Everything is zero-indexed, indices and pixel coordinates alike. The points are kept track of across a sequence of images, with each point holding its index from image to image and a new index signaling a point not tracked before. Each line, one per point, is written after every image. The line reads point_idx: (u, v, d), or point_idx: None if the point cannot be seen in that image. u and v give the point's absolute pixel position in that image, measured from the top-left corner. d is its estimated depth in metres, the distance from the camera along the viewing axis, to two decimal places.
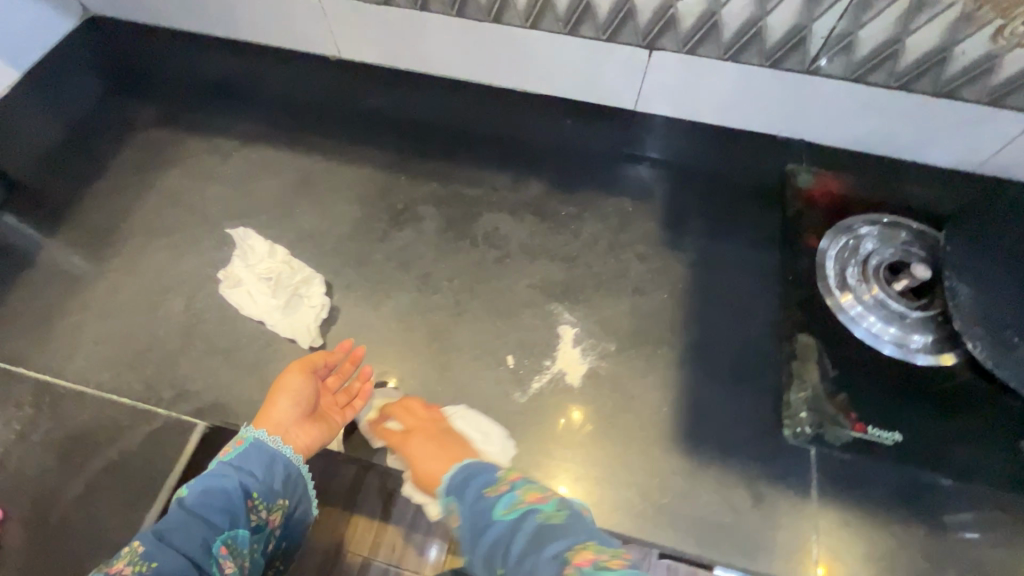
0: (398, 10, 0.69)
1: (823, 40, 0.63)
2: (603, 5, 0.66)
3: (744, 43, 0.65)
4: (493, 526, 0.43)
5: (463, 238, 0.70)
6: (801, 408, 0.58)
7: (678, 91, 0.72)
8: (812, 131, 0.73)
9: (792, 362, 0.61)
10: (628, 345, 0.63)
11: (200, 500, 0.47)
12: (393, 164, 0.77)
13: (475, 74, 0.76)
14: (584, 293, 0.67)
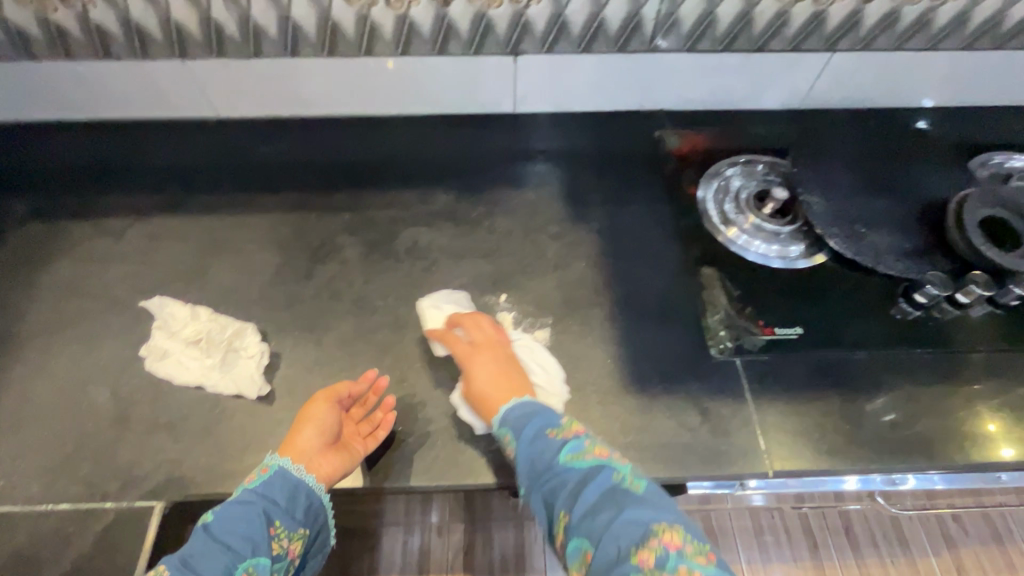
0: (272, 57, 0.72)
1: (653, 22, 0.74)
2: (463, 23, 0.73)
3: (591, 35, 0.75)
4: (561, 469, 0.50)
5: (388, 257, 0.72)
6: (720, 328, 0.67)
7: (549, 86, 0.80)
8: (665, 100, 0.83)
9: (703, 294, 0.70)
10: (562, 314, 0.68)
11: (224, 528, 0.49)
12: (302, 203, 0.77)
13: (366, 106, 0.80)
14: (513, 280, 0.71)
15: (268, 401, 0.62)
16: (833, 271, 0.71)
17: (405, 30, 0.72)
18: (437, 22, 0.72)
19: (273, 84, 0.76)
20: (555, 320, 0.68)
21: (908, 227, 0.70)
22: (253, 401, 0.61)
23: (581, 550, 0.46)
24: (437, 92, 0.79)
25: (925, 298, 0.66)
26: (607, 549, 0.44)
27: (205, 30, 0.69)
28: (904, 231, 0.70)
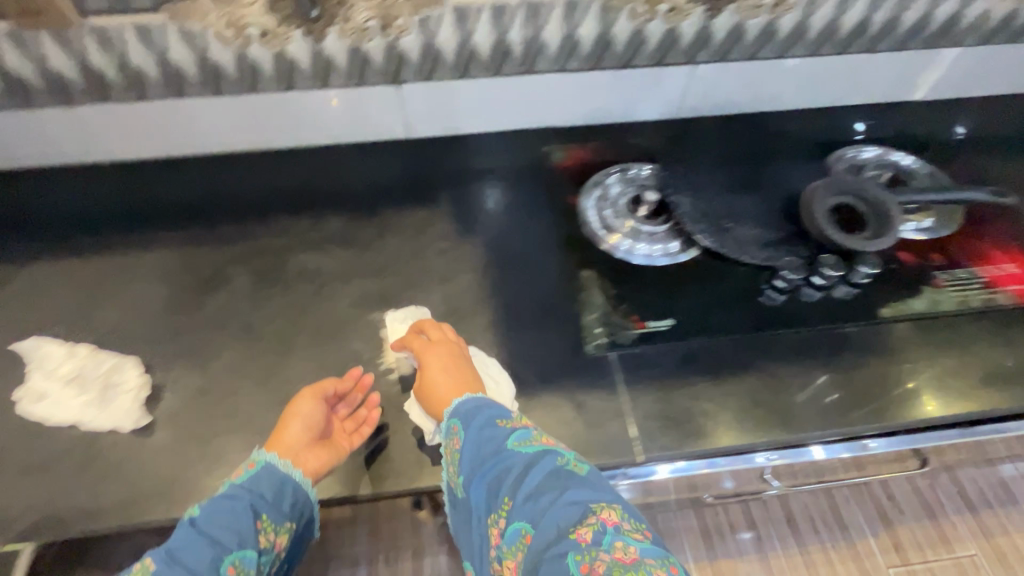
0: (413, 84, 0.79)
1: (749, 27, 0.78)
2: (552, 43, 0.76)
3: (662, 53, 0.80)
4: (507, 454, 0.50)
5: (489, 248, 0.73)
6: (594, 326, 0.66)
7: (653, 99, 0.87)
8: (733, 99, 0.89)
9: (583, 292, 0.69)
10: (623, 312, 0.67)
11: (211, 518, 0.48)
12: (438, 185, 0.81)
13: (501, 120, 0.86)
14: (589, 277, 0.70)
15: (324, 358, 0.63)
16: (791, 309, 0.68)
17: (501, 51, 0.76)
18: (528, 44, 0.75)
19: (400, 92, 0.80)
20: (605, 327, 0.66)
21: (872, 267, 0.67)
22: (313, 355, 0.63)
23: (521, 531, 0.44)
24: (549, 103, 0.84)
25: (785, 284, 0.68)
26: (547, 527, 0.43)
27: (315, 62, 0.73)
28: (916, 282, 0.70)
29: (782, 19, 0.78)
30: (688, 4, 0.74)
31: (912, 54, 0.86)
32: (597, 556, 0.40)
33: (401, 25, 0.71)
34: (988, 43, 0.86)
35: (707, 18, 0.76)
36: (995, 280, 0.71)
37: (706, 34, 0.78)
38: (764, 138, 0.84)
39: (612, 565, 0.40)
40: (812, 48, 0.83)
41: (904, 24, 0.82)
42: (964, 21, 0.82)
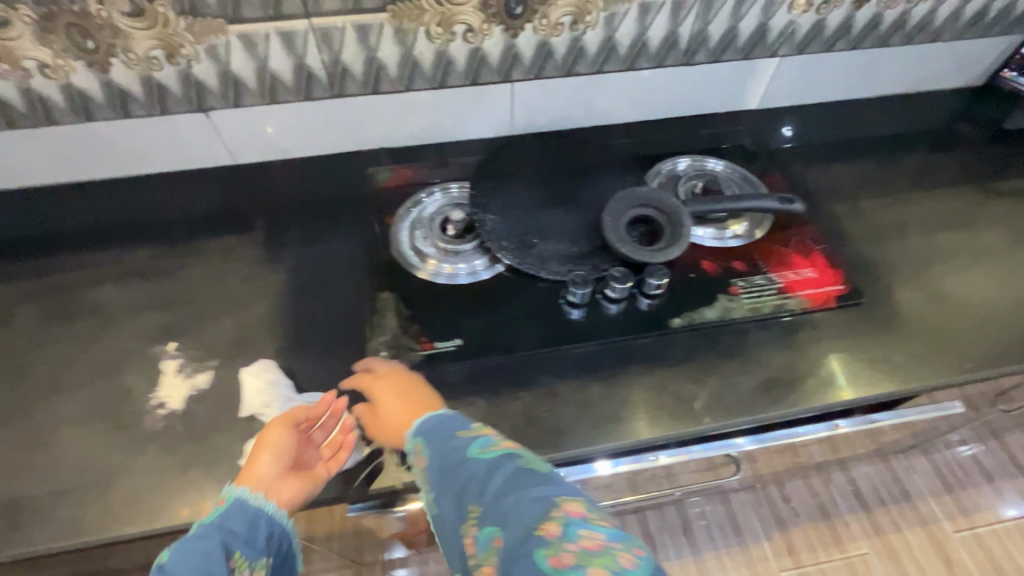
0: (222, 112, 0.78)
1: (557, 49, 0.79)
2: (355, 66, 0.76)
3: (475, 71, 0.80)
4: (467, 463, 0.47)
5: (289, 272, 0.73)
6: (380, 348, 0.65)
7: (484, 115, 0.87)
8: (569, 112, 0.89)
9: (374, 315, 0.68)
10: (412, 334, 0.67)
11: (192, 563, 0.41)
12: (253, 208, 0.81)
13: (324, 142, 0.86)
14: (384, 299, 0.70)
15: (92, 395, 0.61)
16: (584, 326, 0.68)
17: (303, 75, 0.76)
18: (330, 67, 0.75)
19: (210, 120, 0.79)
20: (391, 350, 0.66)
21: (657, 277, 0.67)
22: (80, 392, 0.62)
23: (492, 537, 0.42)
24: (371, 122, 0.84)
25: (577, 298, 0.69)
26: (514, 529, 0.40)
27: (108, 93, 0.72)
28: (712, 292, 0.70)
29: (586, 35, 0.79)
30: (485, 25, 0.75)
31: (732, 65, 0.88)
32: (563, 549, 0.37)
33: (189, 53, 0.70)
34: (806, 52, 0.88)
35: (509, 38, 0.77)
36: (789, 286, 0.72)
37: (514, 54, 0.79)
38: (585, 152, 0.85)
39: (582, 556, 0.37)
40: (627, 63, 0.84)
41: (714, 38, 0.83)
42: (773, 33, 0.84)
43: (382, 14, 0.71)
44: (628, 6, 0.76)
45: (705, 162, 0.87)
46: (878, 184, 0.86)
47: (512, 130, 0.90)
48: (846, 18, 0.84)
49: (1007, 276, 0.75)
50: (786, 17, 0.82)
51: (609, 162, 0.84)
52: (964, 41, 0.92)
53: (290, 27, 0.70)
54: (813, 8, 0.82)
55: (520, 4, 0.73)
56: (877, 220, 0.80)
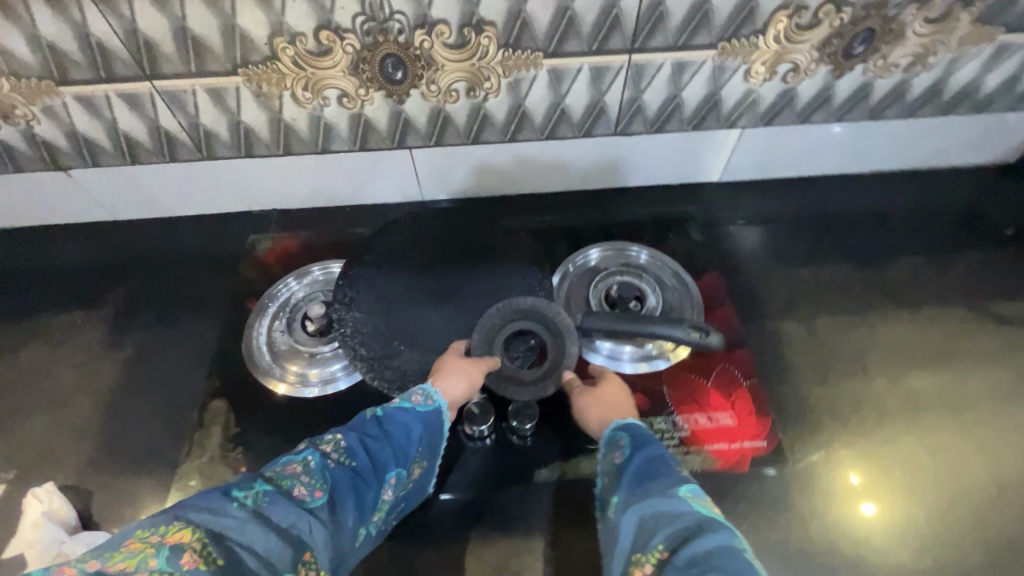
0: (83, 172, 0.70)
1: (456, 116, 0.67)
2: (219, 128, 0.66)
3: (362, 136, 0.69)
4: (675, 498, 0.42)
5: (126, 361, 0.65)
6: (189, 477, 0.56)
7: (384, 180, 0.76)
8: (486, 179, 0.77)
9: (197, 431, 0.59)
10: (231, 460, 0.57)
11: (392, 427, 0.50)
12: (115, 273, 0.73)
13: (206, 203, 0.77)
14: (213, 408, 0.61)
15: None
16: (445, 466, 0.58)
17: (162, 137, 0.67)
18: (191, 130, 0.66)
19: (70, 179, 0.71)
20: (202, 480, 0.56)
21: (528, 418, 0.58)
22: None
23: None
24: (254, 184, 0.75)
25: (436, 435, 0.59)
26: None
27: None
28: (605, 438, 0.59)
29: (489, 103, 0.66)
30: (362, 90, 0.63)
31: (679, 136, 0.73)
32: None
33: (24, 114, 0.62)
34: (773, 123, 0.72)
35: (395, 104, 0.65)
36: (697, 435, 0.58)
37: (404, 120, 0.67)
38: (489, 234, 0.71)
39: None
40: (546, 131, 0.70)
41: (653, 107, 0.68)
42: (729, 103, 0.69)
43: (235, 77, 0.60)
44: (536, 72, 0.62)
45: (627, 252, 0.72)
46: (848, 296, 0.69)
47: (421, 194, 0.78)
48: (824, 87, 0.68)
49: (988, 447, 0.58)
50: (743, 86, 0.67)
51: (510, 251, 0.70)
52: (987, 115, 0.73)
53: (131, 90, 0.61)
54: (778, 76, 0.66)
55: (400, 68, 0.61)
56: (834, 350, 0.64)
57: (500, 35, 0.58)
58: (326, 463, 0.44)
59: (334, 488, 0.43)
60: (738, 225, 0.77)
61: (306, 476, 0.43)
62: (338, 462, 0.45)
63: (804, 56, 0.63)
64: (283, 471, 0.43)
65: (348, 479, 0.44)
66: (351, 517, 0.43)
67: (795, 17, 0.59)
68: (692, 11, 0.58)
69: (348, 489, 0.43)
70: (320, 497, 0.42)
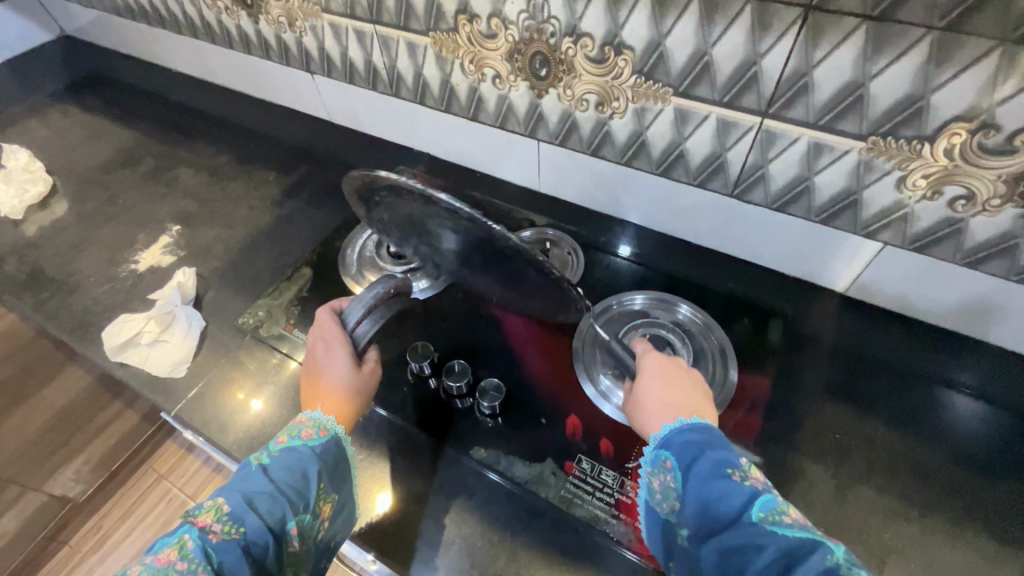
0: (321, 79, 0.93)
1: (582, 125, 0.72)
2: (407, 75, 0.82)
3: (504, 117, 0.78)
4: (746, 526, 0.38)
5: (280, 218, 0.87)
6: (261, 308, 0.74)
7: (514, 164, 0.84)
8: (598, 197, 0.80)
9: (285, 281, 0.77)
10: (289, 312, 0.73)
11: (282, 472, 0.47)
12: (309, 158, 0.97)
13: (386, 134, 0.95)
14: (303, 272, 0.78)
15: (123, 233, 0.87)
16: (415, 404, 0.63)
17: (371, 69, 0.85)
18: (389, 71, 0.83)
19: (313, 82, 0.95)
20: (268, 314, 0.73)
21: (489, 398, 0.60)
22: (119, 227, 0.88)
23: None
24: (419, 130, 0.90)
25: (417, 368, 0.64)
26: None
27: (256, 38, 0.94)
28: (558, 463, 0.58)
29: (613, 122, 0.69)
30: (512, 76, 0.72)
31: (801, 224, 0.66)
32: None
33: (300, 27, 0.86)
34: (925, 253, 0.60)
35: (534, 96, 0.72)
36: (637, 508, 0.54)
37: (539, 114, 0.74)
38: (459, 226, 0.52)
39: None
40: (661, 168, 0.70)
41: (777, 181, 0.63)
42: (871, 209, 0.59)
43: (427, 38, 0.74)
44: (662, 107, 0.63)
45: (675, 307, 0.70)
46: (925, 487, 0.56)
47: (539, 186, 0.85)
48: (1008, 233, 0.54)
49: None
50: (892, 196, 0.57)
51: (497, 251, 0.53)
52: None
53: (361, 28, 0.80)
54: (941, 199, 0.55)
55: (545, 66, 0.68)
56: (851, 526, 0.54)
57: (635, 62, 0.61)
58: (205, 539, 0.41)
59: (223, 566, 0.40)
60: (949, 385, 0.64)
61: (182, 562, 0.39)
62: (224, 536, 0.41)
63: (983, 186, 0.52)
64: (152, 561, 0.39)
65: (238, 552, 0.41)
66: None
67: (980, 134, 0.49)
68: (842, 92, 0.52)
69: (238, 561, 0.40)
70: None
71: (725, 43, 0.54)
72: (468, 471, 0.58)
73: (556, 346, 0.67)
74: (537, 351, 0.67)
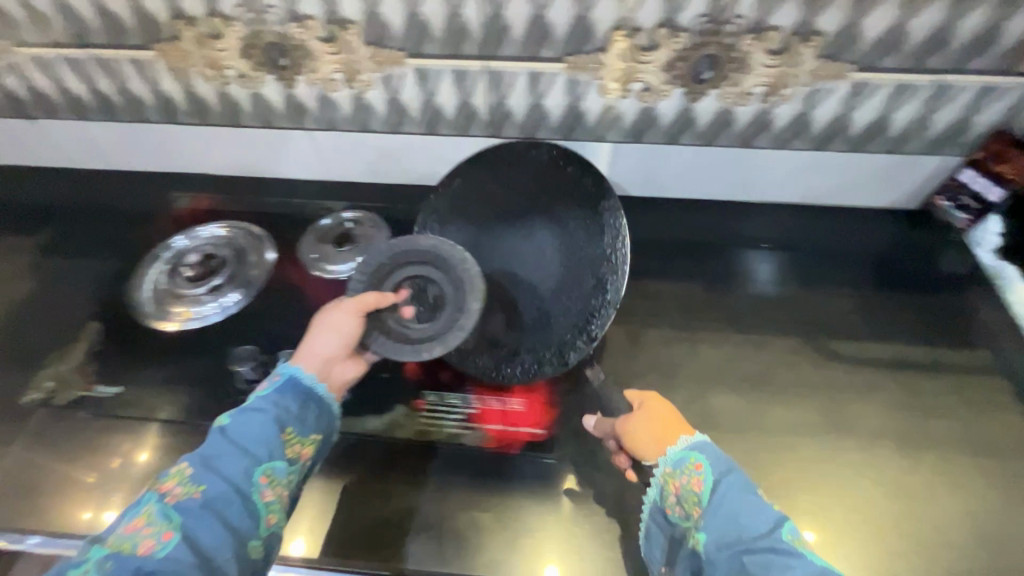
0: (43, 122, 0.83)
1: (340, 104, 0.75)
2: (144, 95, 0.77)
3: (265, 115, 0.78)
4: (776, 543, 0.40)
5: (41, 282, 0.77)
6: (46, 379, 0.67)
7: (293, 159, 0.84)
8: (381, 170, 0.84)
9: (69, 344, 0.70)
10: (86, 373, 0.67)
11: (239, 428, 0.46)
12: (58, 212, 0.86)
13: (144, 165, 0.88)
14: (90, 329, 0.71)
15: None
16: None
17: (100, 99, 0.78)
18: (121, 95, 0.77)
19: (34, 127, 0.84)
20: (57, 383, 0.67)
21: None
22: None
23: None
24: (180, 152, 0.85)
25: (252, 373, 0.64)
26: None
27: None
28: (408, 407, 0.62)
29: (368, 94, 0.73)
30: (255, 72, 0.72)
31: (552, 144, 0.77)
32: None
33: None
34: (642, 141, 0.75)
35: (285, 87, 0.74)
36: (482, 415, 0.61)
37: (297, 103, 0.76)
38: (596, 248, 0.68)
39: None
40: (426, 126, 0.77)
41: (518, 112, 0.73)
42: (591, 116, 0.73)
43: (150, 51, 0.71)
44: (404, 71, 0.70)
45: None
46: (686, 316, 0.71)
47: (326, 176, 0.86)
48: (681, 109, 0.70)
49: (762, 470, 0.59)
50: (601, 101, 0.71)
51: (582, 290, 0.68)
52: (865, 155, 0.74)
53: (70, 54, 0.73)
54: (631, 94, 0.69)
55: (283, 56, 0.69)
56: (644, 361, 0.67)
57: (364, 35, 0.66)
58: (166, 502, 0.41)
59: (190, 524, 0.40)
60: (761, 248, 0.79)
61: (148, 526, 0.40)
62: (184, 497, 0.42)
63: (652, 76, 0.67)
64: (125, 528, 0.40)
65: (205, 508, 0.41)
66: (226, 543, 0.41)
67: (632, 38, 0.63)
68: (531, 24, 0.63)
69: (208, 517, 0.41)
70: (169, 541, 0.39)
71: (429, 2, 0.62)
72: None
73: None
74: None
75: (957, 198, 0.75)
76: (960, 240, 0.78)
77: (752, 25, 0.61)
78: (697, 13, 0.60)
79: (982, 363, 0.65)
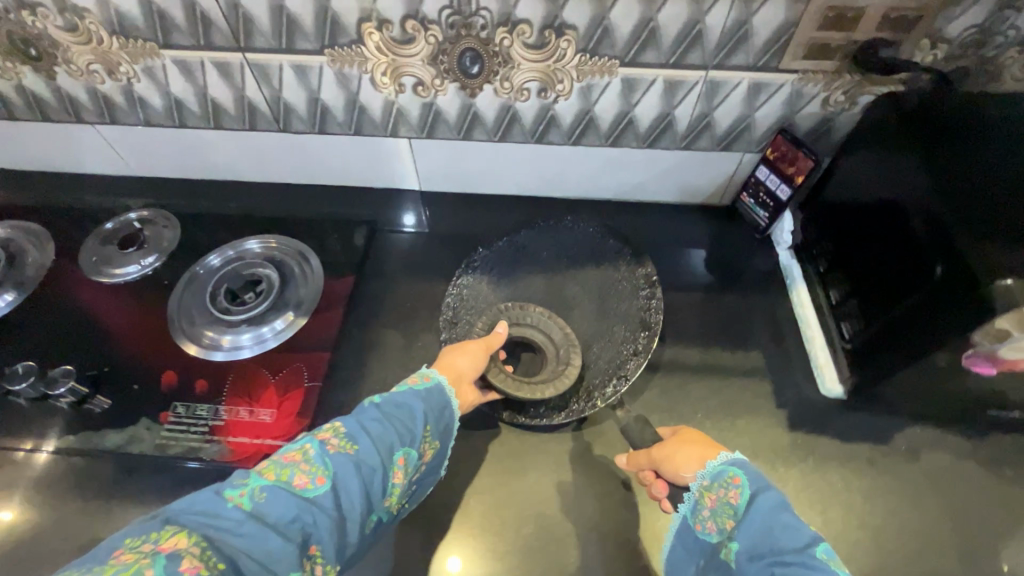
0: None
1: (112, 98, 0.70)
2: None
3: (38, 108, 0.73)
4: (792, 551, 0.37)
5: None
6: None
7: (87, 154, 0.79)
8: (183, 165, 0.80)
9: None
10: None
11: (394, 409, 0.50)
12: None
13: None
14: None
15: None
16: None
17: None
18: None
19: None
20: None
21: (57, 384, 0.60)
22: None
23: None
24: None
25: None
26: None
27: None
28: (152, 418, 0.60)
29: (135, 87, 0.69)
30: (9, 63, 0.67)
31: (346, 139, 0.74)
32: None
33: None
34: (435, 136, 0.72)
35: (47, 79, 0.69)
36: (227, 427, 0.59)
37: (67, 96, 0.71)
38: (627, 309, 0.68)
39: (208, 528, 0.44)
40: (211, 120, 0.73)
41: (299, 106, 0.70)
42: (375, 111, 0.69)
43: None
44: (163, 61, 0.65)
45: (246, 245, 0.74)
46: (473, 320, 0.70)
47: (128, 171, 0.82)
48: (462, 105, 0.68)
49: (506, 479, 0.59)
50: (379, 96, 0.67)
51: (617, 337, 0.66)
52: (661, 151, 0.72)
53: None
54: (406, 89, 0.66)
55: (31, 47, 0.65)
56: (415, 367, 0.66)
57: (106, 26, 0.62)
58: (324, 449, 0.44)
59: (341, 475, 0.43)
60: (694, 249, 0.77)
61: (306, 464, 0.43)
62: (341, 450, 0.44)
63: (420, 71, 0.64)
64: (279, 458, 0.43)
65: (354, 468, 0.43)
66: (358, 502, 0.43)
67: (384, 30, 0.60)
68: (273, 15, 0.59)
69: (355, 472, 0.43)
70: (322, 485, 0.42)
71: None
72: (59, 462, 0.59)
73: (154, 316, 0.68)
74: (132, 325, 0.68)
75: (756, 194, 0.73)
76: (764, 237, 0.76)
77: (500, 19, 0.58)
78: (439, 5, 0.57)
79: (750, 365, 0.65)
